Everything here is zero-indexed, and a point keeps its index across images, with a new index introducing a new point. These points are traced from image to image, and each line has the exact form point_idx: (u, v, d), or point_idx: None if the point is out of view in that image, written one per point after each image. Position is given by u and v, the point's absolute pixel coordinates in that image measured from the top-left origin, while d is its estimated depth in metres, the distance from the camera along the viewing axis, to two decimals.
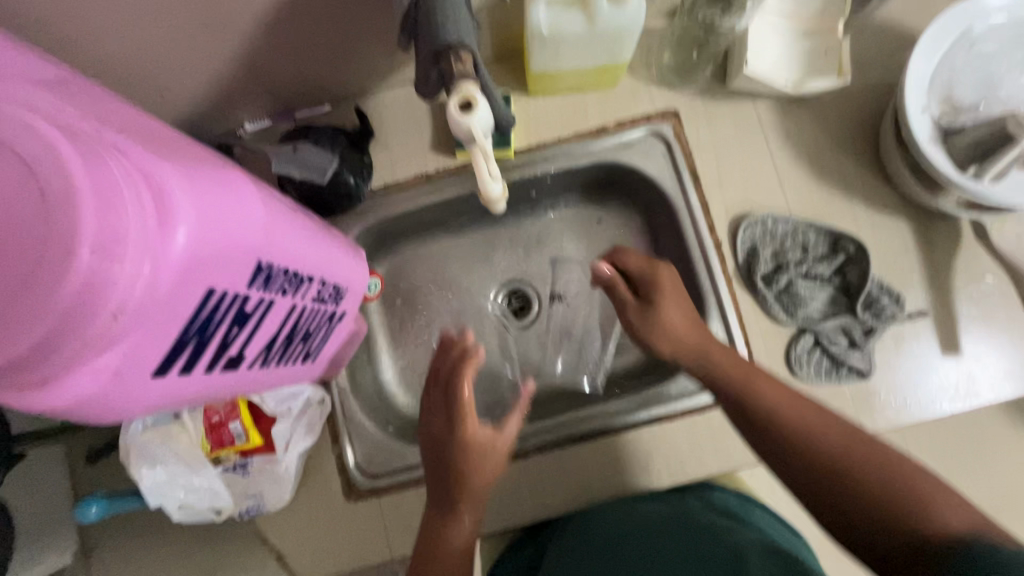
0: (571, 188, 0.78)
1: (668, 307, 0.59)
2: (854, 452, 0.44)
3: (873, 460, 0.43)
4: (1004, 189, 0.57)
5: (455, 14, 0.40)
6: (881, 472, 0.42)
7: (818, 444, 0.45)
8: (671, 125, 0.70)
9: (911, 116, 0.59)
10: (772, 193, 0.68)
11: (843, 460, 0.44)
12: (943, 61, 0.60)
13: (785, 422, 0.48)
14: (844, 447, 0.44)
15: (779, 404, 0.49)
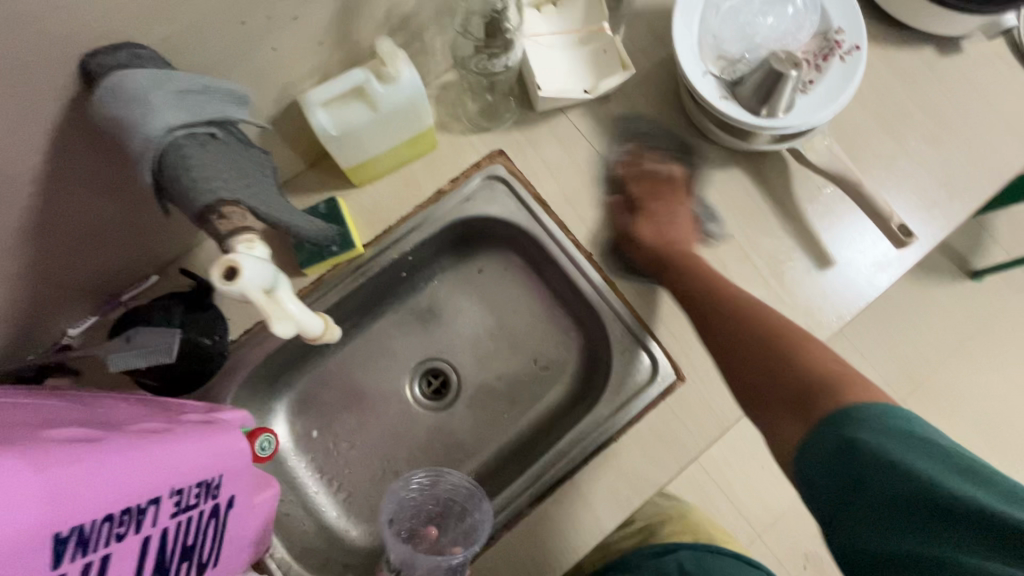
0: (440, 254, 0.77)
1: (677, 211, 0.70)
2: (814, 374, 0.51)
3: (827, 376, 0.50)
4: (796, 117, 0.63)
5: (232, 166, 0.43)
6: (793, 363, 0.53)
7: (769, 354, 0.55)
8: (502, 164, 0.70)
9: (696, 83, 0.63)
10: (616, 190, 0.70)
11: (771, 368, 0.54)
12: (702, 27, 0.65)
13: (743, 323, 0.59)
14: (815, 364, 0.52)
15: (782, 362, 0.54)
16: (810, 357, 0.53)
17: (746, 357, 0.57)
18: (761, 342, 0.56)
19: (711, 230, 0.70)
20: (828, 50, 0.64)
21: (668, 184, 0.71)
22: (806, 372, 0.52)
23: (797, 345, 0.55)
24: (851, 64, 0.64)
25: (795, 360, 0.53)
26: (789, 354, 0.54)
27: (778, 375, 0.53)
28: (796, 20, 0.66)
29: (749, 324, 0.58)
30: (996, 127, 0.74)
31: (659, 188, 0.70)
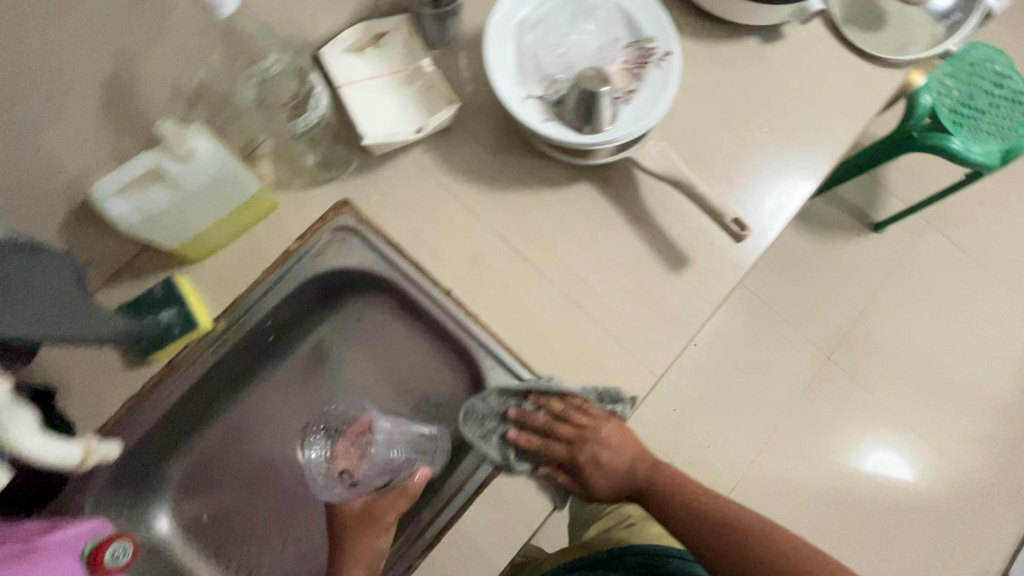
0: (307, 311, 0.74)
1: (610, 437, 0.69)
2: (765, 544, 0.59)
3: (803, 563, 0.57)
4: (619, 129, 0.64)
5: (49, 319, 0.48)
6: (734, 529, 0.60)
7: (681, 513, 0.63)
8: (349, 213, 0.69)
9: (516, 108, 0.63)
10: (468, 222, 0.70)
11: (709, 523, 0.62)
12: (517, 50, 0.65)
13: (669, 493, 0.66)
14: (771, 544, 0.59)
15: (690, 499, 0.64)
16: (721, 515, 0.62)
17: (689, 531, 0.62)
18: (673, 497, 0.65)
19: (568, 246, 0.70)
20: (642, 59, 0.66)
21: (586, 418, 0.68)
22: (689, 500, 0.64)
23: (699, 497, 0.64)
24: (665, 70, 0.65)
25: (694, 505, 0.63)
26: (746, 546, 0.59)
27: (712, 539, 0.60)
28: (608, 33, 0.67)
29: (672, 489, 0.66)
30: (824, 105, 0.77)
31: (574, 437, 0.68)
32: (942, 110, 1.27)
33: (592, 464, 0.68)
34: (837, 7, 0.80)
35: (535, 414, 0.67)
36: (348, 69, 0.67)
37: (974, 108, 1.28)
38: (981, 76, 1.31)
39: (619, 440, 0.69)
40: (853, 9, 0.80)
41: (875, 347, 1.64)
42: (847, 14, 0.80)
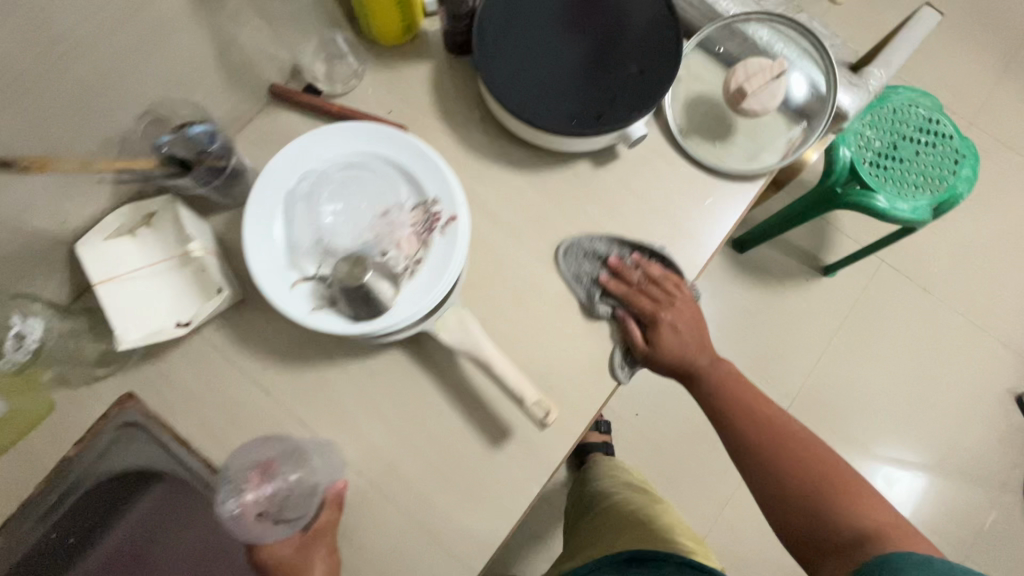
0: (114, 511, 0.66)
1: (682, 307, 0.67)
2: (762, 440, 0.65)
3: (836, 488, 0.61)
4: (401, 312, 0.57)
5: None
6: (820, 476, 0.62)
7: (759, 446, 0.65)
8: (133, 408, 0.63)
9: (281, 299, 0.56)
10: (265, 407, 0.64)
11: (786, 454, 0.64)
12: (285, 229, 0.58)
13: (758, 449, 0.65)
14: (782, 431, 0.66)
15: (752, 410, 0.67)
16: (763, 444, 0.65)
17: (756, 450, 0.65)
18: (746, 401, 0.68)
19: (377, 425, 0.64)
20: (428, 227, 0.60)
21: (659, 287, 0.67)
22: (738, 395, 0.68)
23: (743, 454, 0.66)
24: (452, 239, 0.59)
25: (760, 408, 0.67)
26: (795, 455, 0.64)
27: (762, 462, 0.64)
28: (391, 199, 0.60)
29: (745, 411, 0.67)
30: (665, 232, 0.70)
31: (660, 297, 0.67)
32: (862, 165, 1.18)
33: (668, 324, 0.66)
34: (677, 116, 0.72)
35: (631, 269, 0.67)
36: (109, 257, 0.60)
37: (898, 158, 1.19)
38: (905, 122, 1.21)
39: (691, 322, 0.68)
40: (695, 117, 0.72)
41: (841, 397, 1.50)
42: (688, 125, 0.72)
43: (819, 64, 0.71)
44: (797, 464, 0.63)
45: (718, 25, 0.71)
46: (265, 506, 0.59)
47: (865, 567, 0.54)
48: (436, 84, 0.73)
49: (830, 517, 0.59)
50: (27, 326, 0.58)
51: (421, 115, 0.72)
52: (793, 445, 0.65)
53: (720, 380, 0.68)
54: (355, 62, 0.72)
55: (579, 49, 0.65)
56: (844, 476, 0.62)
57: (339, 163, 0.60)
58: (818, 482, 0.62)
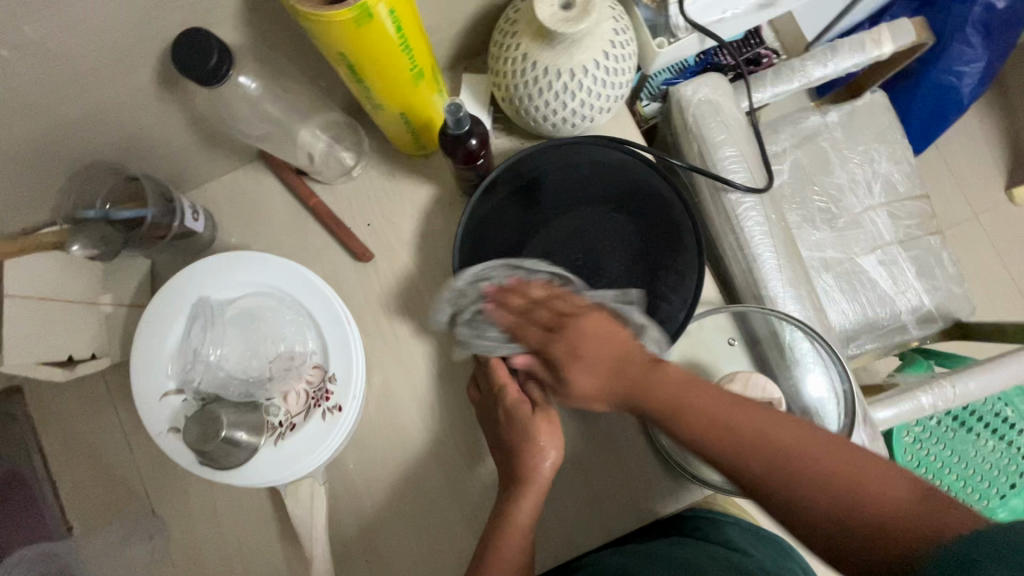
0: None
1: (588, 342, 0.49)
2: (700, 424, 0.44)
3: (841, 483, 0.39)
4: (246, 474, 0.54)
5: None
6: (806, 482, 0.40)
7: (775, 474, 0.41)
8: (16, 401, 0.64)
9: (145, 408, 0.54)
10: (123, 462, 0.63)
11: (781, 474, 0.41)
12: (183, 335, 0.55)
13: (777, 479, 0.41)
14: (697, 419, 0.44)
15: (714, 437, 0.44)
16: (738, 449, 0.43)
17: (748, 461, 0.42)
18: (694, 411, 0.45)
19: (207, 534, 0.62)
20: (316, 398, 0.55)
21: (561, 313, 0.52)
22: (659, 392, 0.46)
23: (809, 443, 0.42)
24: (331, 424, 0.54)
25: (772, 440, 0.42)
26: (706, 409, 0.45)
27: (774, 468, 0.41)
28: (297, 350, 0.55)
29: (768, 449, 0.42)
30: (577, 500, 0.59)
31: (553, 327, 0.52)
32: (903, 435, 0.99)
33: (570, 363, 0.49)
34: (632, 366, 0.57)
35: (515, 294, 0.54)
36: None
37: (943, 445, 1.00)
38: (977, 411, 1.00)
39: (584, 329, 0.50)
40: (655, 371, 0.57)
41: None
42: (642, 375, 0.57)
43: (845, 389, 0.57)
44: (800, 472, 0.41)
45: (471, 316, 0.55)
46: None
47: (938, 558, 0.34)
48: (428, 216, 0.65)
49: (801, 520, 0.40)
50: None
51: (395, 243, 0.65)
52: (739, 442, 0.43)
53: (739, 452, 0.43)
54: (356, 160, 0.65)
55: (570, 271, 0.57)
56: (831, 467, 0.40)
57: (266, 291, 0.56)
58: (815, 487, 0.40)
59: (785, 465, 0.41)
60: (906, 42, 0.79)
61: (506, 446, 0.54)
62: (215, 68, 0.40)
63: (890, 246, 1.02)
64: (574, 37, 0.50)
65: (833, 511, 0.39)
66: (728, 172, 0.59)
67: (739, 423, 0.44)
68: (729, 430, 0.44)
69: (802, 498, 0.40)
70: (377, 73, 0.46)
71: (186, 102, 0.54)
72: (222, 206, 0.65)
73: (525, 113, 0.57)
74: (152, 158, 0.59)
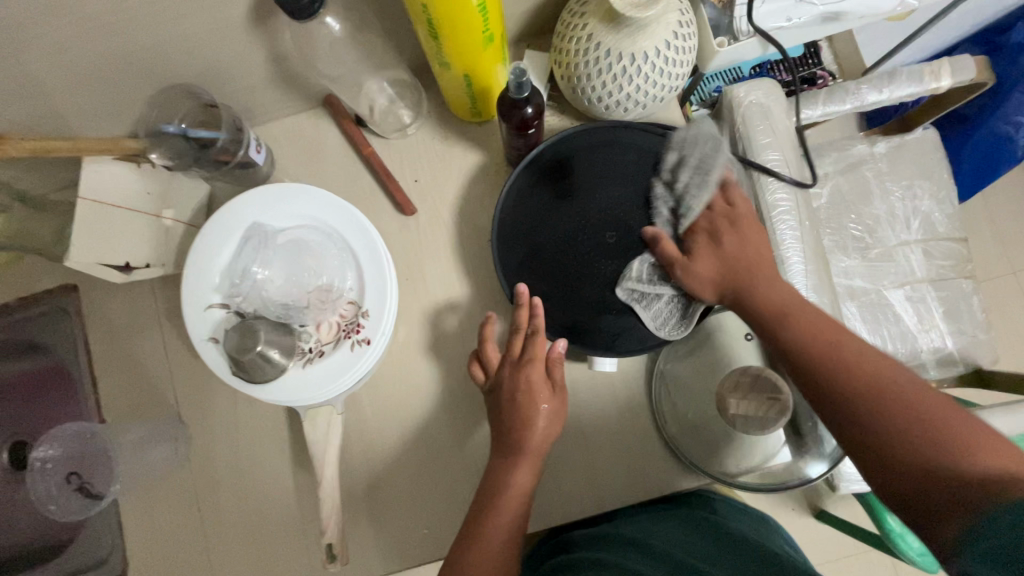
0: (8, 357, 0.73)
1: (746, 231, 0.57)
2: (842, 355, 0.48)
3: (966, 441, 0.40)
4: (272, 391, 0.57)
5: None
6: (881, 412, 0.44)
7: (875, 435, 0.44)
8: (72, 298, 0.69)
9: (192, 315, 0.58)
10: (159, 368, 0.68)
11: (869, 404, 0.45)
12: (233, 253, 0.59)
13: (855, 377, 0.46)
14: (839, 349, 0.49)
15: (836, 345, 0.49)
16: (876, 405, 0.44)
17: (838, 381, 0.47)
18: (802, 335, 0.50)
19: (226, 445, 0.65)
20: (347, 330, 0.58)
21: (728, 207, 0.58)
22: (795, 326, 0.51)
23: (883, 366, 0.46)
24: (358, 356, 0.58)
25: (860, 369, 0.47)
26: (837, 341, 0.49)
27: (873, 403, 0.44)
28: (335, 285, 0.59)
29: (854, 371, 0.47)
30: (577, 468, 0.61)
31: (717, 207, 0.58)
32: None
33: (710, 244, 0.56)
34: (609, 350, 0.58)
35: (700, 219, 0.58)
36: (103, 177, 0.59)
37: None
38: None
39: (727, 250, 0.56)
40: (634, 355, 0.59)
41: None
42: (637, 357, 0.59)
43: None
44: (902, 410, 0.43)
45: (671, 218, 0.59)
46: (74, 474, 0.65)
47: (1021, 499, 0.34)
48: (473, 181, 0.68)
49: (869, 435, 0.44)
50: None
51: (438, 202, 0.68)
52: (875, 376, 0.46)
53: (845, 372, 0.47)
54: (414, 119, 0.68)
55: (603, 247, 0.59)
56: (913, 398, 0.44)
57: (315, 226, 0.60)
58: (943, 441, 0.40)
59: (886, 380, 0.45)
60: (966, 79, 0.79)
61: (500, 415, 0.56)
62: (308, 3, 0.44)
63: (921, 284, 1.02)
64: (641, 23, 0.52)
65: (931, 444, 0.41)
66: (769, 175, 0.60)
67: (848, 343, 0.49)
68: (863, 359, 0.47)
69: (857, 421, 0.45)
70: (452, 30, 0.49)
71: (268, 41, 0.58)
72: (283, 145, 0.69)
73: (582, 92, 0.60)
74: (227, 89, 0.63)
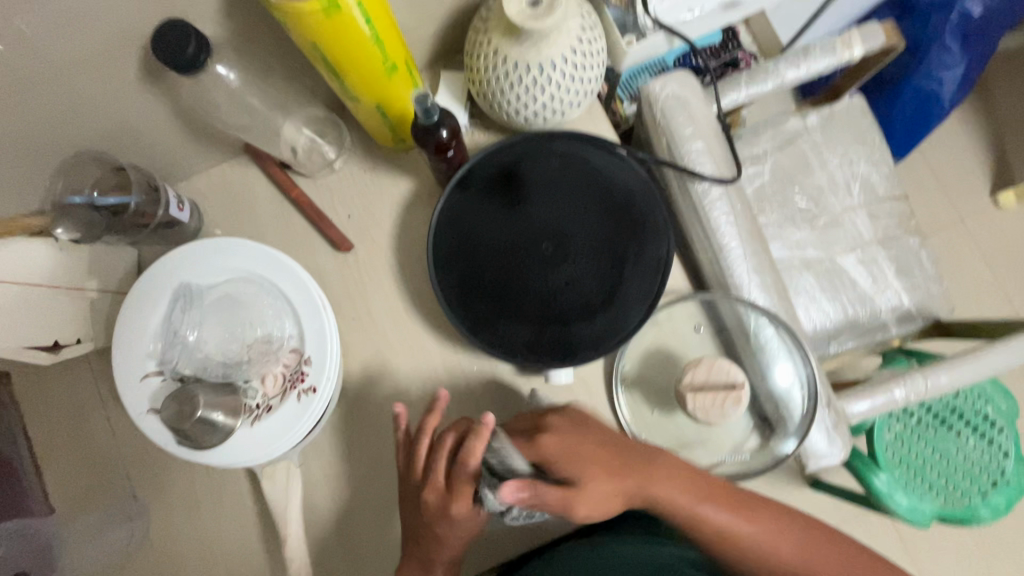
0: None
1: (580, 452, 0.52)
2: (710, 503, 0.54)
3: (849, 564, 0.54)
4: (223, 454, 0.55)
5: None
6: (702, 524, 0.53)
7: (709, 548, 0.55)
8: (3, 387, 0.66)
9: (128, 388, 0.55)
10: (105, 445, 0.65)
11: (689, 521, 0.54)
12: (163, 316, 0.57)
13: (699, 524, 0.54)
14: (665, 497, 0.53)
15: (652, 473, 0.54)
16: (766, 550, 0.54)
17: (676, 505, 0.54)
18: (639, 468, 0.53)
19: (187, 517, 0.63)
20: (292, 380, 0.56)
21: (544, 422, 0.54)
22: (626, 479, 0.53)
23: (698, 491, 0.54)
24: (306, 405, 0.56)
25: (696, 514, 0.54)
26: (652, 475, 0.53)
27: (689, 522, 0.54)
28: (275, 334, 0.57)
29: (671, 508, 0.54)
30: None
31: (529, 429, 0.54)
32: (883, 432, 0.99)
33: (555, 444, 0.51)
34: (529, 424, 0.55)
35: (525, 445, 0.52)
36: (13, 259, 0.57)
37: (926, 443, 1.00)
38: (959, 410, 1.01)
39: (562, 450, 0.51)
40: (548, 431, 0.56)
41: None
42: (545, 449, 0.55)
43: (807, 363, 0.60)
44: (723, 517, 0.54)
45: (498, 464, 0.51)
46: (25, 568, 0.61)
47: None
48: (407, 208, 0.67)
49: (702, 539, 0.54)
50: None
51: (375, 234, 0.67)
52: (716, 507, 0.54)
53: (693, 516, 0.54)
54: (338, 154, 0.67)
55: (541, 258, 0.58)
56: (704, 485, 0.55)
57: (246, 277, 0.58)
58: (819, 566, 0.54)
59: (703, 514, 0.53)
60: (877, 45, 0.81)
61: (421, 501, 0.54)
62: (194, 56, 0.43)
63: (870, 247, 1.04)
64: (542, 32, 0.52)
65: (728, 535, 0.54)
66: (696, 164, 0.61)
67: (660, 472, 0.54)
68: (697, 506, 0.54)
69: (702, 543, 0.55)
70: (352, 64, 0.48)
71: (170, 96, 0.56)
72: (207, 198, 0.68)
73: (499, 107, 0.59)
74: (138, 149, 0.61)
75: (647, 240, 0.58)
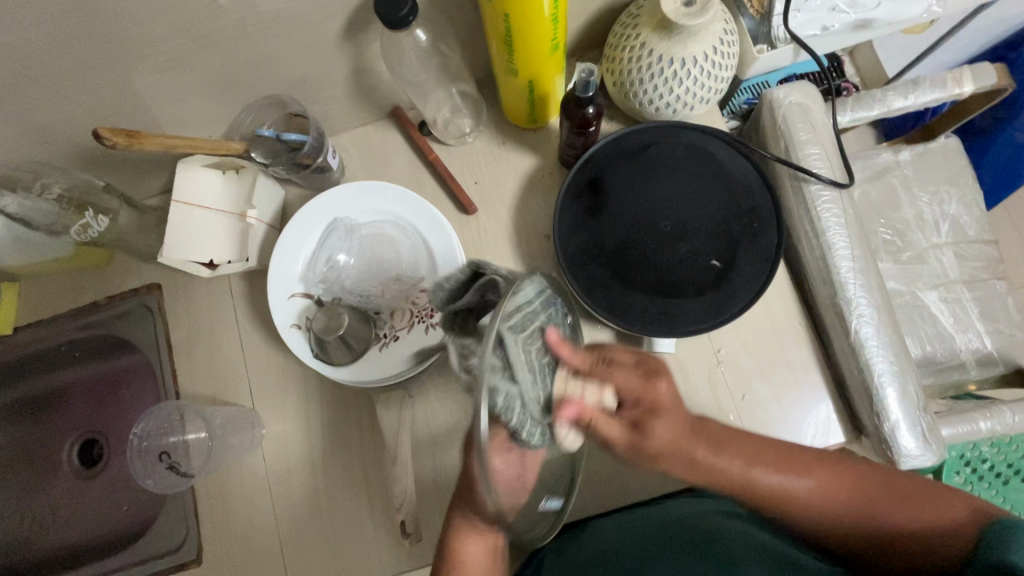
0: (96, 357, 0.80)
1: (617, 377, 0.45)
2: (764, 479, 0.51)
3: (902, 498, 0.51)
4: (352, 373, 0.61)
5: None
6: (813, 511, 0.52)
7: (817, 522, 0.52)
8: (156, 297, 0.75)
9: (278, 301, 0.62)
10: (234, 360, 0.72)
11: (790, 504, 0.52)
12: (315, 244, 0.64)
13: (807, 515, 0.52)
14: (730, 474, 0.50)
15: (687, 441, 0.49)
16: (817, 500, 0.52)
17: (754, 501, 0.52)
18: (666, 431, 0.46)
19: (297, 437, 0.69)
20: (420, 316, 0.62)
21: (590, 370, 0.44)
22: (715, 475, 0.50)
23: (752, 458, 0.51)
24: (431, 340, 0.61)
25: (762, 489, 0.51)
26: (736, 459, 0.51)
27: (797, 516, 0.52)
28: (409, 274, 0.64)
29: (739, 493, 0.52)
30: None
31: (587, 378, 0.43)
32: (953, 475, 0.97)
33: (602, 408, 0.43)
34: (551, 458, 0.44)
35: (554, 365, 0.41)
36: (196, 184, 0.66)
37: (996, 492, 0.97)
38: None
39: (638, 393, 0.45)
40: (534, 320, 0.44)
41: None
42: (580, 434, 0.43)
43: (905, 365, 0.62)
44: (830, 514, 0.52)
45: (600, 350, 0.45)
46: (167, 450, 0.69)
47: (984, 542, 0.45)
48: (529, 183, 0.73)
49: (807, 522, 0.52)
50: (96, 220, 0.66)
51: (497, 202, 0.73)
52: (772, 463, 0.52)
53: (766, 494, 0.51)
54: (473, 128, 0.74)
55: (659, 236, 0.63)
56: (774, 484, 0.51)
57: (390, 219, 0.65)
58: (893, 514, 0.51)
59: (787, 495, 0.51)
60: (987, 84, 0.83)
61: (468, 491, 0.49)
62: (404, 16, 0.50)
63: (954, 286, 1.04)
64: (693, 29, 0.57)
65: (877, 531, 0.51)
66: (812, 167, 0.64)
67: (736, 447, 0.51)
68: (773, 465, 0.52)
69: (817, 530, 0.53)
70: (524, 40, 0.55)
71: (351, 57, 0.64)
72: (352, 154, 0.76)
73: (633, 96, 0.65)
74: (309, 102, 0.70)
75: (759, 231, 0.63)
